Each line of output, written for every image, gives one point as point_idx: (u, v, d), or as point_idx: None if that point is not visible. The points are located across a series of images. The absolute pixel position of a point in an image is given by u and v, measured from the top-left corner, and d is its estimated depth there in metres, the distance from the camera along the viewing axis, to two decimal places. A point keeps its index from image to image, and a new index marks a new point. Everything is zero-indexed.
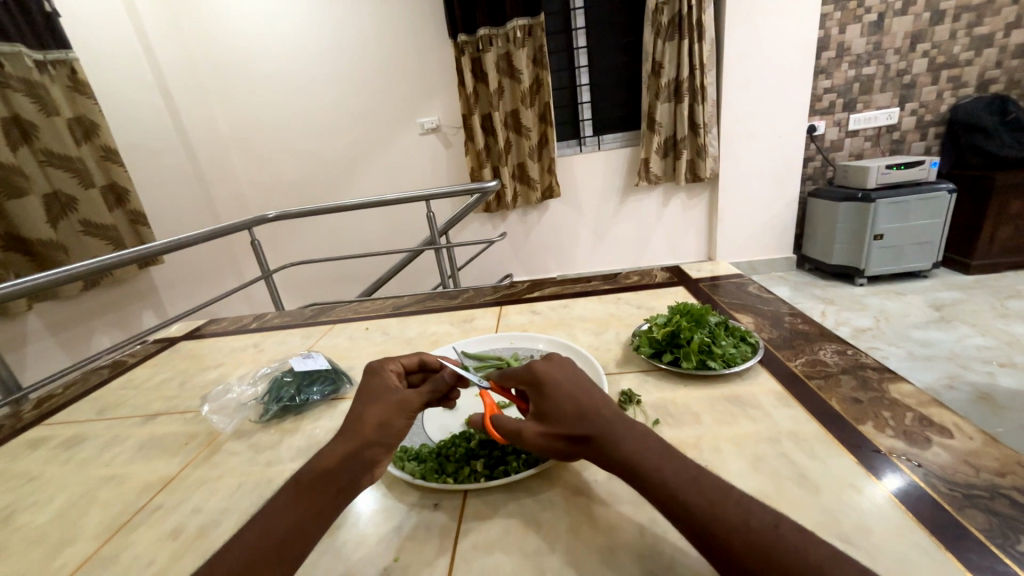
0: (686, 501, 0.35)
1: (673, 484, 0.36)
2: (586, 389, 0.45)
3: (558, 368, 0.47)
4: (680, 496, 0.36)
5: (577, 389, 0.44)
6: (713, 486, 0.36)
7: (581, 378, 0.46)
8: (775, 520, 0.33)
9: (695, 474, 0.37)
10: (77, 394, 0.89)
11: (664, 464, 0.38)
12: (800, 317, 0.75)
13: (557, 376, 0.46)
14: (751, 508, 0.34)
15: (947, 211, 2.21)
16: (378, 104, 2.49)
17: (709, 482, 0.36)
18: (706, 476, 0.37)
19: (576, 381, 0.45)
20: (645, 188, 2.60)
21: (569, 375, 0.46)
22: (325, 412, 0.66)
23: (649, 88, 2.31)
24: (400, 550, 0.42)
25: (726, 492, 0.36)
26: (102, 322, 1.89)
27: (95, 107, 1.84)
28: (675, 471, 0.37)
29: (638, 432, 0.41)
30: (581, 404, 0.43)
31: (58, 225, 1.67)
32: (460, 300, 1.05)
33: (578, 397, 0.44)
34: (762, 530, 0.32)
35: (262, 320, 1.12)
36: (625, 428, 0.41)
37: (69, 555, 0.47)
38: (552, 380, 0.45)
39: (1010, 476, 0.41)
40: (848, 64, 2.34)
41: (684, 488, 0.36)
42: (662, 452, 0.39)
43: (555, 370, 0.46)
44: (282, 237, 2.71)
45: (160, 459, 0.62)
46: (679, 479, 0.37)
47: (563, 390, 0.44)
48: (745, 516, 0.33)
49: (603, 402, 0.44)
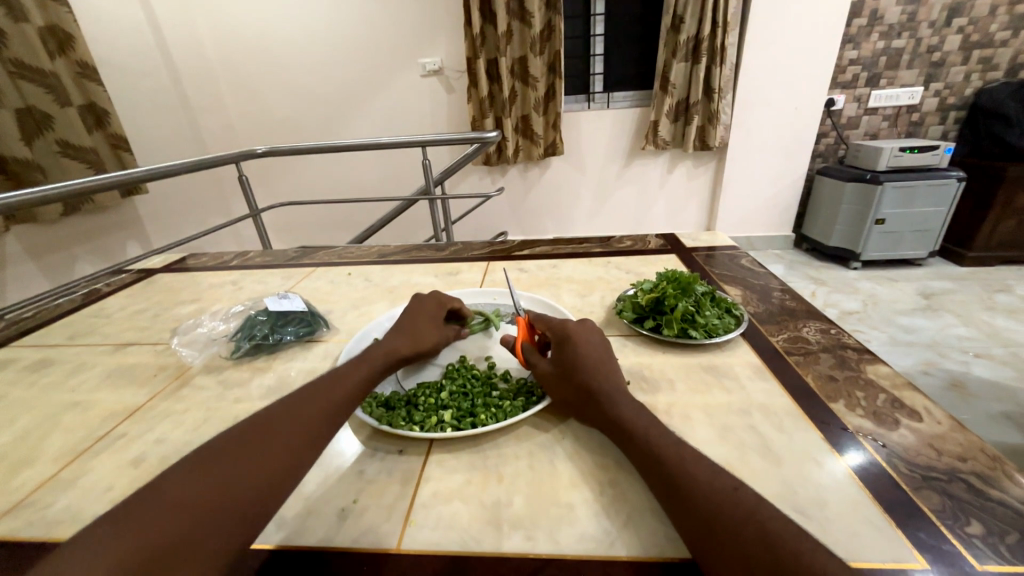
0: (661, 458, 0.38)
1: (653, 443, 0.39)
2: (606, 354, 0.49)
3: (589, 333, 0.51)
4: (656, 452, 0.38)
5: (597, 351, 0.49)
6: (689, 452, 0.38)
7: (606, 347, 0.50)
8: (736, 483, 0.35)
9: (675, 440, 0.39)
10: (48, 318, 0.87)
11: (651, 429, 0.40)
12: (789, 294, 0.73)
13: (584, 336, 0.51)
14: (718, 473, 0.36)
15: (953, 200, 2.17)
16: (378, 39, 2.33)
17: (688, 449, 0.38)
18: (687, 445, 0.39)
19: (602, 346, 0.50)
20: (651, 153, 2.51)
21: (598, 340, 0.51)
22: (298, 353, 0.65)
23: (666, 45, 2.17)
24: (359, 493, 0.42)
25: (702, 459, 0.37)
26: (84, 250, 1.84)
27: (69, 16, 1.70)
28: (657, 435, 0.40)
29: (637, 402, 0.44)
30: (596, 362, 0.47)
31: (33, 143, 1.58)
32: (448, 253, 1.03)
33: (596, 355, 0.48)
34: (723, 489, 0.34)
35: (243, 258, 1.09)
36: (624, 394, 0.45)
37: (29, 476, 0.47)
38: (580, 336, 0.50)
39: (971, 462, 0.41)
40: (879, 35, 2.21)
41: (662, 447, 0.38)
42: (653, 420, 0.42)
43: (584, 332, 0.51)
44: (273, 176, 2.62)
45: (128, 388, 0.61)
46: (659, 439, 0.39)
47: (587, 345, 0.49)
48: (709, 475, 0.35)
49: (614, 368, 0.48)
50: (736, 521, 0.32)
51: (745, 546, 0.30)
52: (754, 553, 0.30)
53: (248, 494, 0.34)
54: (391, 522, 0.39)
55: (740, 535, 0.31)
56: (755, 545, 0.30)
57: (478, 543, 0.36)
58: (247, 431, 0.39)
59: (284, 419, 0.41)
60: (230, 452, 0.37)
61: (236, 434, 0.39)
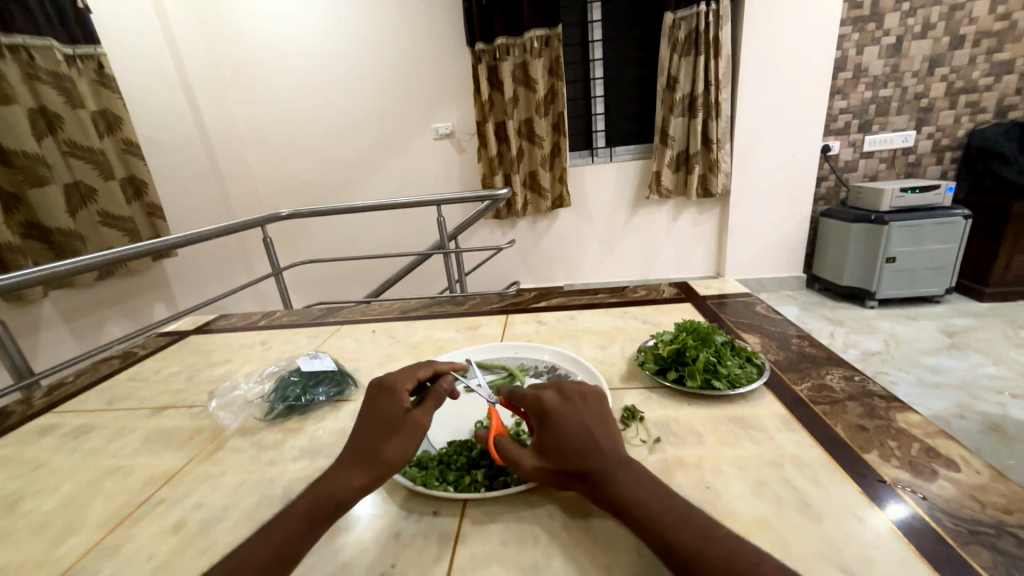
0: (671, 537, 0.36)
1: (660, 519, 0.38)
2: (594, 425, 0.45)
3: (568, 402, 0.47)
4: (665, 531, 0.37)
5: (580, 426, 0.45)
6: (699, 523, 0.37)
7: (592, 413, 0.46)
8: (757, 559, 0.34)
9: (683, 513, 0.38)
10: (87, 383, 0.90)
11: (654, 502, 0.39)
12: (807, 340, 0.74)
13: (563, 410, 0.46)
14: (734, 546, 0.35)
15: (961, 236, 2.18)
16: (394, 108, 2.53)
17: (697, 520, 0.37)
18: (696, 514, 0.38)
19: (585, 418, 0.45)
20: (656, 201, 2.60)
21: (581, 409, 0.46)
22: (329, 413, 0.67)
23: (663, 102, 2.32)
24: (398, 557, 0.42)
25: (713, 532, 0.36)
26: (113, 312, 1.92)
27: (118, 100, 1.89)
28: (663, 509, 0.39)
29: (634, 470, 0.42)
30: (583, 439, 0.44)
31: (77, 215, 1.70)
32: (467, 307, 1.06)
33: (583, 432, 0.44)
34: (743, 567, 0.33)
35: (270, 318, 1.13)
36: (619, 465, 0.42)
37: (72, 545, 0.48)
38: (559, 412, 0.46)
39: (1017, 514, 0.40)
40: (865, 86, 2.33)
41: (671, 524, 0.37)
42: (654, 489, 0.40)
43: (563, 403, 0.47)
44: (294, 236, 2.75)
45: (165, 452, 0.62)
46: (666, 517, 0.38)
47: (570, 421, 0.45)
48: (729, 553, 0.34)
49: (605, 439, 0.44)
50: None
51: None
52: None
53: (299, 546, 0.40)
54: None
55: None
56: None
57: None
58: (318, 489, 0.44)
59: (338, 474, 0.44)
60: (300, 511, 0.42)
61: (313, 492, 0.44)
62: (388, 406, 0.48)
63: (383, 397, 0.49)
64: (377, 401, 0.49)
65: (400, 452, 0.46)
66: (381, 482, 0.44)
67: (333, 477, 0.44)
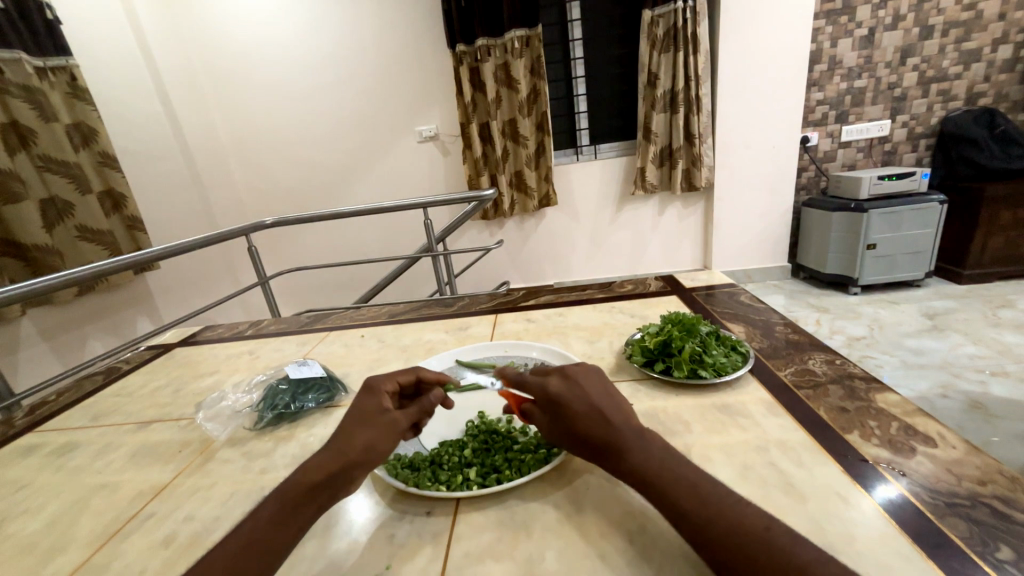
0: (686, 509, 0.36)
1: (674, 492, 0.38)
2: (601, 398, 0.45)
3: (571, 382, 0.47)
4: (680, 503, 0.37)
5: (585, 404, 0.45)
6: (710, 492, 0.37)
7: (596, 390, 0.46)
8: (767, 522, 0.34)
9: (692, 481, 0.38)
10: (69, 401, 0.88)
11: (667, 473, 0.39)
12: (791, 327, 0.76)
13: (568, 388, 0.46)
14: (745, 513, 0.35)
15: (938, 221, 2.24)
16: (377, 112, 2.52)
17: (709, 490, 0.38)
18: (705, 482, 0.38)
19: (591, 399, 0.45)
20: (642, 197, 2.63)
21: (584, 385, 0.46)
22: (319, 419, 0.66)
23: (645, 99, 2.34)
24: (392, 559, 0.42)
25: (723, 498, 0.37)
26: (95, 328, 1.88)
27: (94, 113, 1.85)
28: (675, 479, 0.39)
29: (646, 440, 0.42)
30: (591, 415, 0.44)
31: (54, 230, 1.66)
32: (457, 308, 1.06)
33: (590, 411, 0.44)
34: (757, 534, 0.34)
35: (258, 326, 1.12)
36: (633, 436, 0.42)
37: (59, 565, 0.47)
38: (563, 392, 0.46)
39: (991, 485, 0.42)
40: (840, 77, 2.38)
41: (685, 495, 0.37)
42: (665, 459, 0.40)
43: (566, 382, 0.47)
44: (280, 244, 2.72)
45: (154, 466, 0.62)
46: (679, 487, 0.38)
47: (575, 399, 0.45)
48: (739, 521, 0.35)
49: (614, 411, 0.44)
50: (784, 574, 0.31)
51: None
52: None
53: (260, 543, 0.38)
54: None
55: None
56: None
57: None
58: (288, 487, 0.42)
59: (309, 467, 0.43)
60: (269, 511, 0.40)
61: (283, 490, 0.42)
62: (370, 399, 0.48)
63: (366, 394, 0.49)
64: (359, 396, 0.49)
65: (370, 442, 0.45)
66: (348, 472, 0.43)
67: (299, 474, 0.43)
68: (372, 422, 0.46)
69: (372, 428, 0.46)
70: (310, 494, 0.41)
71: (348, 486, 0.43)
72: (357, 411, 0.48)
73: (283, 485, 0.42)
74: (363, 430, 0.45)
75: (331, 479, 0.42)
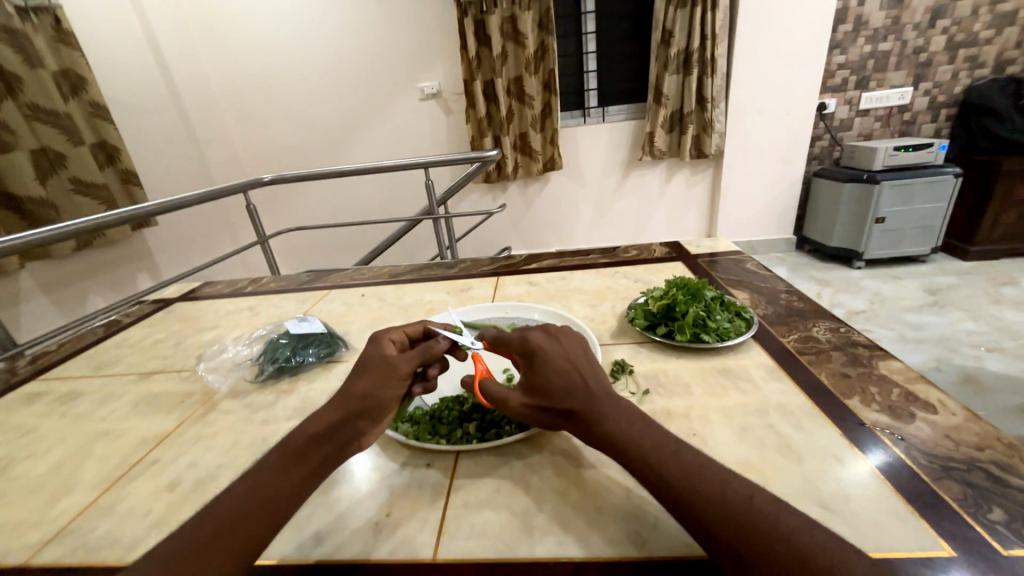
0: (663, 473, 0.36)
1: (653, 458, 0.37)
2: (581, 361, 0.45)
3: (555, 341, 0.46)
4: (657, 470, 0.37)
5: (566, 362, 0.44)
6: (691, 459, 0.37)
7: (579, 352, 0.46)
8: (751, 490, 0.34)
9: (674, 448, 0.38)
10: (72, 352, 0.89)
11: (644, 439, 0.39)
12: (796, 295, 0.75)
13: (550, 348, 0.45)
14: (728, 480, 0.35)
15: (951, 195, 2.19)
16: (377, 67, 2.40)
17: (689, 456, 0.37)
18: (689, 450, 0.38)
19: (571, 359, 0.44)
20: (649, 163, 2.55)
21: (567, 347, 0.46)
22: (320, 374, 0.67)
23: (658, 58, 2.23)
24: (392, 506, 0.43)
25: (705, 465, 0.36)
26: (95, 284, 1.87)
27: (81, 59, 1.76)
28: (656, 445, 0.38)
29: (623, 408, 0.42)
30: (571, 376, 0.43)
31: (48, 182, 1.62)
32: (458, 270, 1.05)
33: (571, 370, 0.44)
34: (737, 500, 0.33)
35: (257, 283, 1.11)
36: (609, 403, 0.42)
37: (68, 505, 0.49)
38: (545, 350, 0.45)
39: (988, 451, 0.42)
40: (865, 40, 2.26)
41: (663, 461, 0.37)
42: (644, 427, 0.40)
43: (549, 342, 0.46)
44: (279, 203, 2.67)
45: (157, 415, 0.62)
46: (658, 454, 0.37)
47: (555, 359, 0.44)
48: (721, 488, 0.34)
49: (592, 377, 0.44)
50: (761, 540, 0.31)
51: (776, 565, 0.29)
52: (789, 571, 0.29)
53: (267, 488, 0.38)
54: (426, 533, 0.40)
55: (771, 555, 0.30)
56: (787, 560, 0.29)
57: (511, 549, 0.38)
58: (294, 437, 0.42)
59: (315, 417, 0.44)
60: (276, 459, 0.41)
61: (289, 440, 0.42)
62: (372, 350, 0.49)
63: (370, 346, 0.50)
64: (363, 348, 0.50)
65: (371, 388, 0.45)
66: (351, 420, 0.43)
67: (305, 424, 0.43)
68: (371, 370, 0.46)
69: (372, 376, 0.46)
70: (315, 442, 0.42)
71: (358, 435, 0.43)
72: (359, 362, 0.48)
73: (289, 435, 0.43)
74: (364, 378, 0.46)
75: (335, 427, 0.42)
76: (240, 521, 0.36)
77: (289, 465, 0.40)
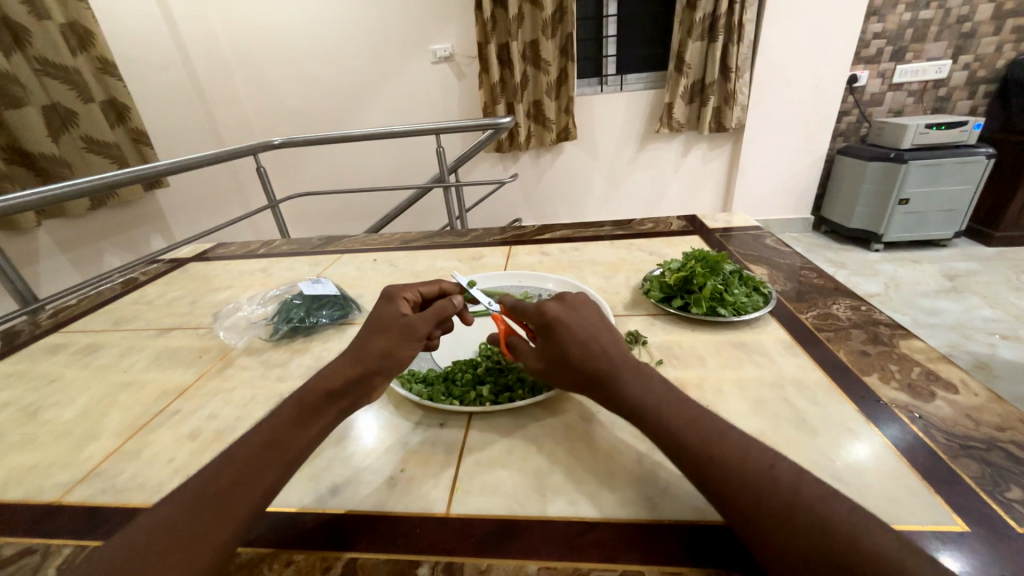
0: (683, 441, 0.36)
1: (674, 427, 0.37)
2: (600, 330, 0.44)
3: (571, 310, 0.46)
4: (678, 439, 0.36)
5: (585, 332, 0.43)
6: (713, 427, 0.37)
7: (595, 320, 0.45)
8: (771, 459, 0.34)
9: (694, 417, 0.38)
10: (92, 307, 0.90)
11: (665, 407, 0.39)
12: (815, 271, 0.73)
13: (567, 318, 0.44)
14: (747, 449, 0.34)
15: (981, 177, 2.09)
16: (388, 26, 2.31)
17: (710, 425, 0.37)
18: (708, 417, 0.38)
19: (588, 328, 0.44)
20: (666, 135, 2.47)
21: (584, 316, 0.45)
22: (334, 335, 0.67)
23: (682, 23, 2.11)
24: (406, 463, 0.44)
25: (725, 434, 0.36)
26: (110, 243, 1.89)
27: (88, 12, 1.70)
28: (676, 414, 0.38)
29: (645, 375, 0.41)
30: (591, 346, 0.43)
31: (60, 139, 1.62)
32: (470, 238, 1.04)
33: (589, 339, 0.43)
34: (758, 470, 0.33)
35: (269, 245, 1.11)
36: (630, 371, 0.41)
37: (94, 450, 0.50)
38: (563, 321, 0.44)
39: (1009, 431, 0.41)
40: (905, 6, 2.12)
41: (682, 429, 0.37)
42: (664, 394, 0.40)
43: (566, 312, 0.45)
44: (288, 167, 2.65)
45: (176, 369, 0.64)
46: (678, 423, 0.37)
47: (576, 329, 0.44)
48: (741, 456, 0.34)
49: (612, 344, 0.43)
50: (783, 510, 0.30)
51: (795, 537, 0.29)
52: (808, 543, 0.29)
53: (281, 440, 0.39)
54: (439, 489, 0.41)
55: (792, 522, 0.30)
56: (807, 528, 0.29)
57: (522, 508, 0.38)
58: (307, 395, 0.42)
59: (329, 373, 0.43)
60: (290, 414, 0.40)
61: (301, 397, 0.42)
62: (388, 308, 0.49)
63: (386, 304, 0.50)
64: (379, 306, 0.50)
65: (388, 347, 0.45)
66: (367, 377, 0.43)
67: (317, 378, 0.43)
68: (387, 332, 0.46)
69: (388, 336, 0.45)
70: (329, 400, 0.42)
71: (369, 391, 0.44)
72: (371, 322, 0.48)
73: (301, 390, 0.42)
74: (382, 337, 0.45)
75: (349, 387, 0.43)
76: (256, 470, 0.36)
77: (301, 422, 0.40)
